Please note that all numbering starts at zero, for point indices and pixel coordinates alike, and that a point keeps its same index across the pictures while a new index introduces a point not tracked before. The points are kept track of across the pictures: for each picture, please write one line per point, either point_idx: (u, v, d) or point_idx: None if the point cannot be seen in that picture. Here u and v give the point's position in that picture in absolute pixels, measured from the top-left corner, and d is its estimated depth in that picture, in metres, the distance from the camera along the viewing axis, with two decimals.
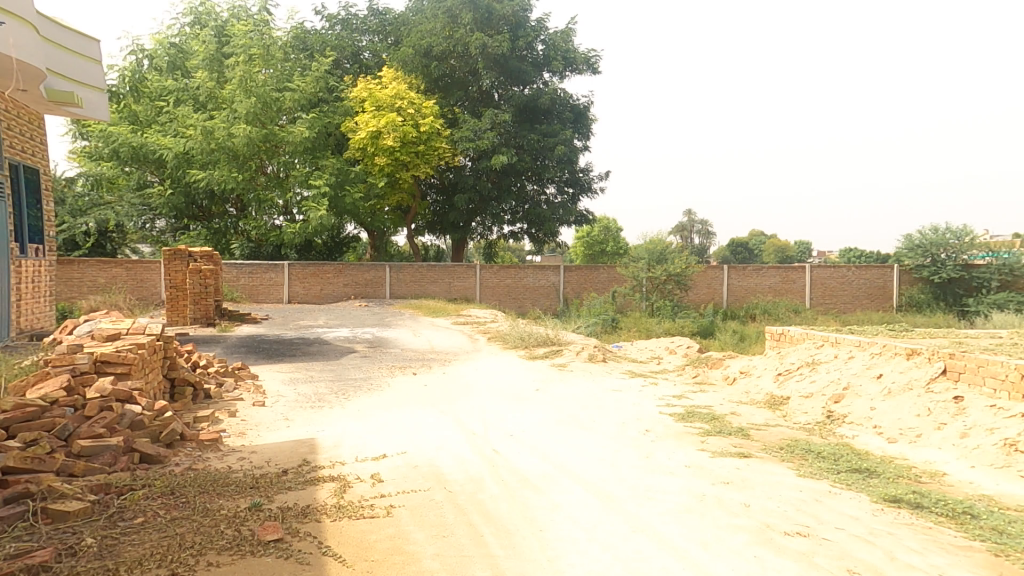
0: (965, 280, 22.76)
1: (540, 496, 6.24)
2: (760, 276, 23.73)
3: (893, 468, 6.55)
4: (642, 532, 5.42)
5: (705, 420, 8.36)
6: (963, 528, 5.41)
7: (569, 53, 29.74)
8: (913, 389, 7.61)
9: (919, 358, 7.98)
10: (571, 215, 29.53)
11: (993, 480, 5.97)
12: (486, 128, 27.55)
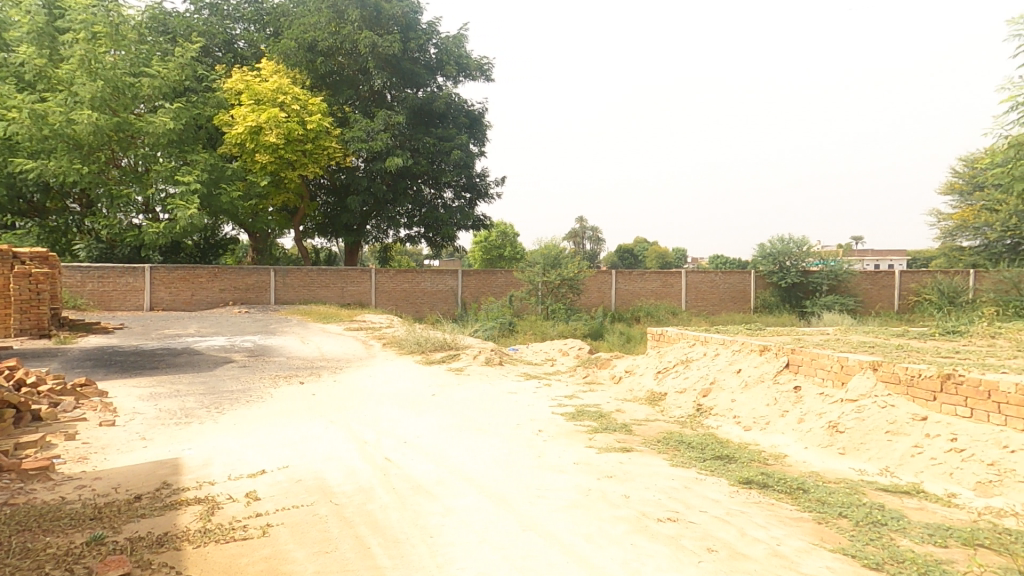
0: (807, 284, 25.24)
1: (433, 502, 6.16)
2: (645, 280, 24.95)
3: (748, 453, 7.35)
4: (531, 529, 5.56)
5: (594, 418, 8.82)
6: (797, 502, 6.25)
7: (462, 59, 30.41)
8: (764, 381, 8.60)
9: (769, 353, 9.01)
10: (469, 220, 30.05)
11: (821, 458, 6.95)
12: (380, 130, 26.92)
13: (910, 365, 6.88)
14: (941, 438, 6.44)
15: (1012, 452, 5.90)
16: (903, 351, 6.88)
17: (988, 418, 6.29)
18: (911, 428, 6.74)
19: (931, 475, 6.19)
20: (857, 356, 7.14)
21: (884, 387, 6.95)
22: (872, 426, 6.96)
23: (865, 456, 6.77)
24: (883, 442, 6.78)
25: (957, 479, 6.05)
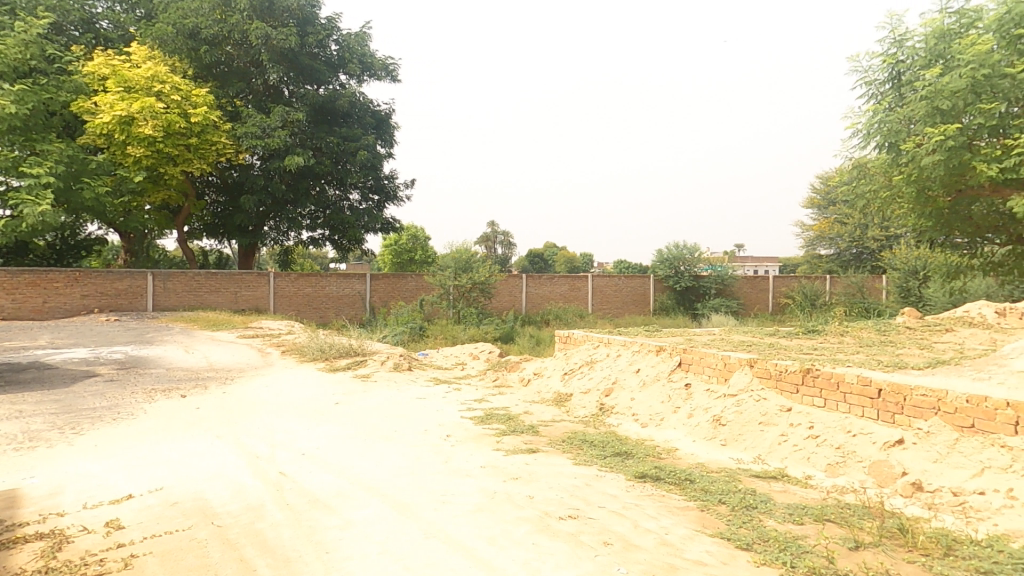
0: (698, 288, 26.89)
1: (331, 515, 5.85)
2: (554, 284, 25.48)
3: (644, 449, 7.78)
4: (435, 536, 5.43)
5: (502, 421, 8.97)
6: (684, 492, 6.70)
7: (366, 57, 29.58)
8: (660, 380, 9.19)
9: (665, 353, 9.64)
10: (378, 223, 28.96)
11: (706, 450, 7.54)
12: (278, 126, 25.67)
13: (779, 361, 7.61)
14: (802, 426, 7.33)
15: (855, 435, 6.97)
16: (773, 348, 7.59)
17: (837, 406, 7.39)
18: (779, 419, 7.55)
19: (793, 460, 7.00)
20: (737, 354, 7.75)
21: (758, 382, 7.58)
22: (748, 419, 7.70)
23: (742, 445, 7.46)
24: (756, 432, 7.53)
25: (813, 462, 6.92)
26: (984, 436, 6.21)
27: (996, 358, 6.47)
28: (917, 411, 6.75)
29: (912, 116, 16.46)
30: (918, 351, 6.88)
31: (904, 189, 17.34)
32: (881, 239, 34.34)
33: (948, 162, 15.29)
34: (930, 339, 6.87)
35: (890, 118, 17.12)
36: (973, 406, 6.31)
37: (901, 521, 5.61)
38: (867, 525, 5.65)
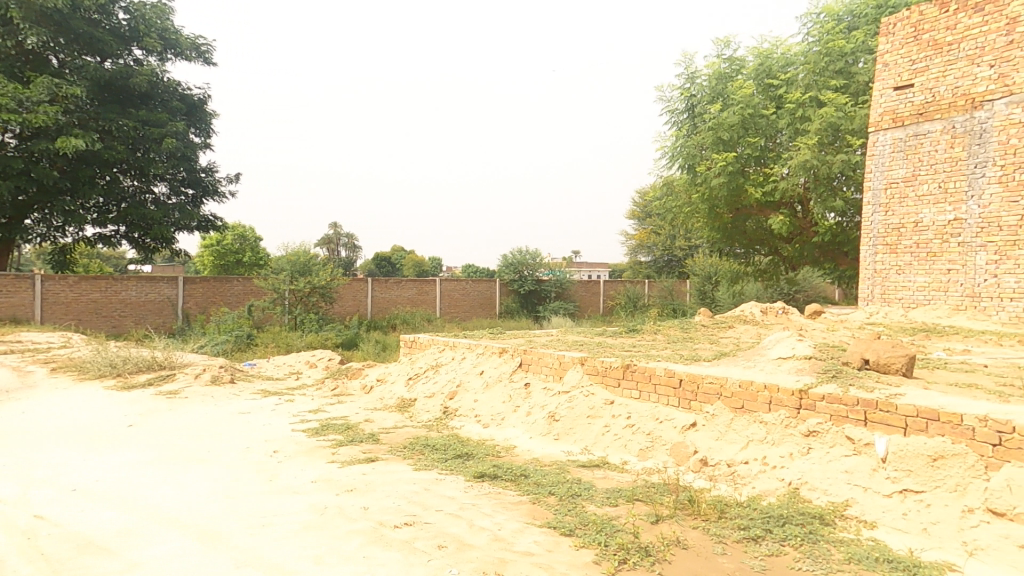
0: (541, 292, 27.06)
1: (106, 559, 4.80)
2: (401, 287, 23.97)
3: (485, 449, 7.99)
4: (248, 564, 4.82)
5: (340, 430, 8.61)
6: (519, 487, 6.95)
7: (167, 32, 23.72)
8: (502, 381, 9.50)
9: (507, 354, 9.91)
10: (194, 220, 24.67)
11: (541, 446, 8.00)
12: (43, 100, 19.49)
13: (606, 358, 8.30)
14: (621, 417, 8.10)
15: (661, 422, 7.93)
16: (600, 347, 8.27)
17: (649, 397, 8.27)
18: (604, 412, 8.25)
19: (614, 448, 7.74)
20: (571, 353, 8.31)
21: (587, 378, 8.21)
22: (578, 413, 8.30)
23: (572, 439, 8.03)
24: (585, 425, 8.15)
25: (628, 449, 7.75)
26: (749, 414, 7.65)
27: (759, 350, 7.78)
28: (707, 396, 7.89)
29: (704, 143, 19.26)
30: (709, 345, 8.00)
31: (701, 206, 20.22)
32: (685, 250, 40.46)
33: (729, 182, 18.37)
34: (718, 335, 8.05)
35: (689, 143, 19.78)
36: (746, 391, 7.67)
37: (690, 492, 6.61)
38: (666, 500, 6.53)
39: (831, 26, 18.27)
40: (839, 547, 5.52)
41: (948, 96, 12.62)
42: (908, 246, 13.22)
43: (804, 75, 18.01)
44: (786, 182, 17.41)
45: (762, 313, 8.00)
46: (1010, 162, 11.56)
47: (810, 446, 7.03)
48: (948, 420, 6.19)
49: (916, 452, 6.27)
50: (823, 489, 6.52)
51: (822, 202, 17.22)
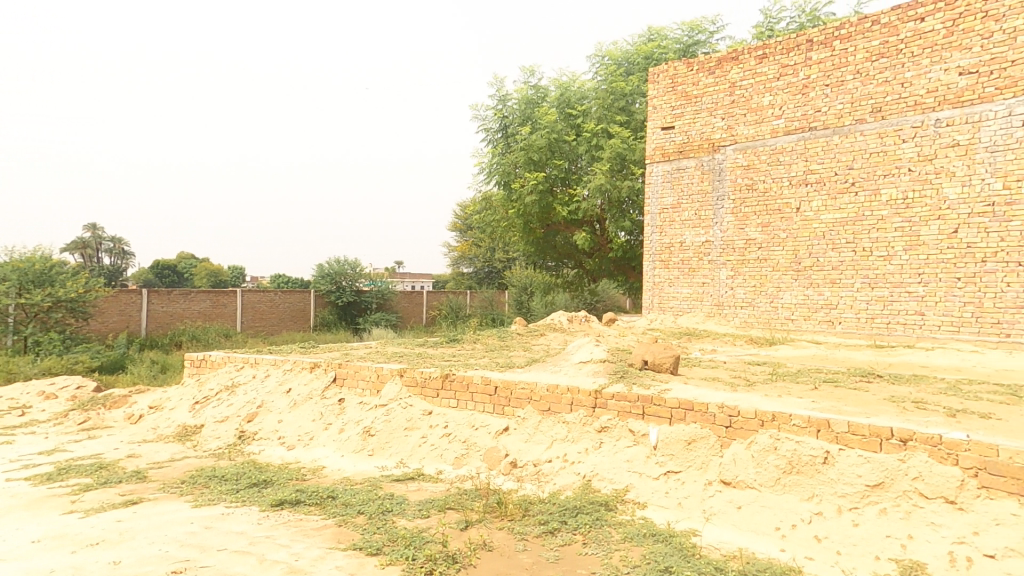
0: (361, 303, 24.12)
1: None
2: (190, 299, 19.84)
3: (287, 473, 7.32)
4: None
5: (87, 472, 7.25)
6: (325, 510, 6.41)
7: None
8: (312, 398, 8.91)
9: (319, 369, 9.33)
10: None
11: (353, 463, 7.65)
12: None
13: (425, 369, 8.31)
14: (439, 427, 8.14)
15: (477, 428, 8.15)
16: (420, 358, 8.29)
17: (467, 405, 8.45)
18: (421, 423, 8.20)
19: (429, 459, 7.70)
20: (389, 365, 8.17)
21: (406, 391, 8.14)
22: (395, 426, 8.13)
23: (387, 453, 7.83)
24: (401, 438, 8.00)
25: (444, 458, 7.79)
26: (554, 415, 8.26)
27: (564, 355, 8.47)
28: (519, 401, 8.35)
29: (518, 161, 18.51)
30: (522, 352, 8.51)
31: (517, 222, 19.58)
32: (504, 261, 41.29)
33: (543, 200, 18.31)
34: (531, 342, 8.62)
35: (504, 160, 18.78)
36: (553, 394, 8.26)
37: (499, 494, 6.85)
38: (476, 504, 6.64)
39: (612, 69, 18.73)
40: (617, 529, 6.20)
41: (697, 138, 13.47)
42: (676, 262, 13.81)
43: (597, 109, 18.34)
44: (586, 203, 17.68)
45: (569, 321, 8.79)
46: (742, 195, 12.74)
47: (601, 440, 7.82)
48: (699, 409, 7.36)
49: (676, 438, 7.37)
50: (610, 478, 7.30)
51: (615, 222, 17.86)
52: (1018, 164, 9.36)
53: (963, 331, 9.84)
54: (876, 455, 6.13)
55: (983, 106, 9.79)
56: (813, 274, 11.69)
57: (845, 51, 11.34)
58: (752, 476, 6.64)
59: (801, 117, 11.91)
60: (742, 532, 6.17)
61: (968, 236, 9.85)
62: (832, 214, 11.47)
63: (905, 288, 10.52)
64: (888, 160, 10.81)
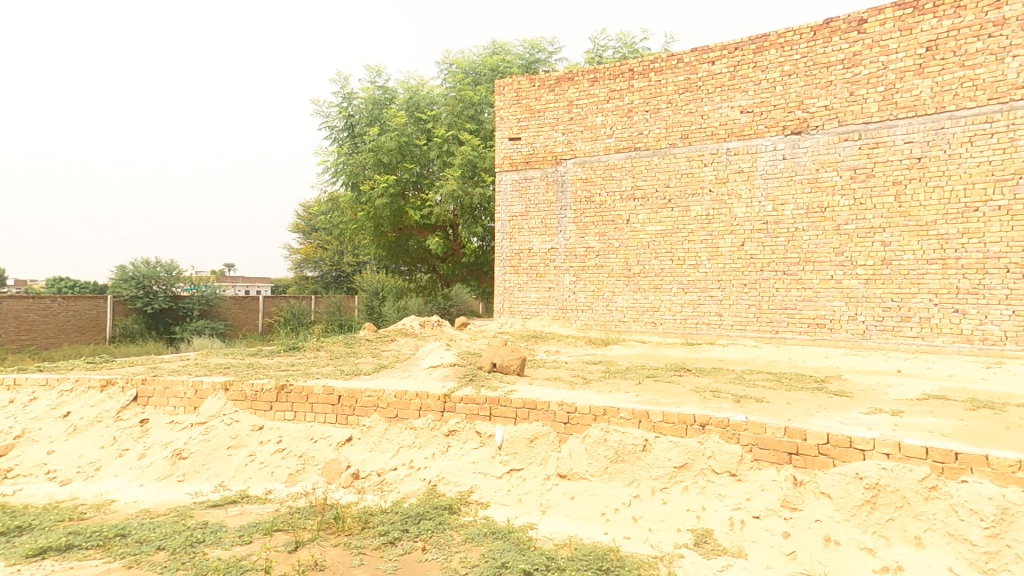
0: (184, 306, 12.58)
1: None
2: None
3: (57, 516, 5.72)
4: None
5: None
6: (109, 551, 4.96)
7: None
8: (102, 422, 7.37)
9: (115, 388, 7.72)
10: None
11: (155, 493, 6.43)
12: None
13: (256, 380, 7.62)
14: (271, 442, 7.12)
15: (316, 441, 7.20)
16: (249, 370, 7.76)
17: (305, 416, 7.53)
18: (250, 439, 7.15)
19: (256, 478, 6.68)
20: (210, 380, 7.56)
21: (231, 405, 7.40)
22: (215, 446, 6.97)
23: (203, 477, 6.69)
24: (222, 459, 6.89)
25: (275, 476, 6.75)
26: (402, 422, 7.33)
27: (412, 359, 8.37)
28: (365, 409, 7.49)
29: (368, 160, 10.34)
30: (370, 358, 8.27)
31: (367, 225, 11.13)
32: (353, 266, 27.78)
33: (394, 207, 10.42)
34: (380, 348, 8.47)
35: (351, 160, 10.47)
36: (401, 401, 7.36)
37: (337, 509, 5.72)
38: (309, 523, 5.49)
39: (493, 61, 11.26)
40: (459, 530, 5.31)
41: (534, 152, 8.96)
42: (526, 267, 9.13)
43: (445, 115, 10.93)
44: (470, 194, 10.22)
45: (422, 326, 8.85)
46: (581, 205, 8.78)
47: (449, 444, 6.81)
48: (541, 407, 6.44)
49: (521, 436, 6.39)
50: (455, 481, 6.29)
51: (467, 227, 10.45)
52: (784, 190, 7.97)
53: (748, 330, 8.28)
54: (682, 441, 5.38)
55: (756, 142, 8.01)
56: (642, 278, 8.67)
57: (659, 81, 8.25)
58: (585, 468, 5.79)
59: (629, 137, 8.46)
60: (573, 521, 5.37)
61: (753, 251, 8.21)
62: (657, 225, 8.55)
63: (707, 294, 8.43)
64: (693, 181, 8.35)
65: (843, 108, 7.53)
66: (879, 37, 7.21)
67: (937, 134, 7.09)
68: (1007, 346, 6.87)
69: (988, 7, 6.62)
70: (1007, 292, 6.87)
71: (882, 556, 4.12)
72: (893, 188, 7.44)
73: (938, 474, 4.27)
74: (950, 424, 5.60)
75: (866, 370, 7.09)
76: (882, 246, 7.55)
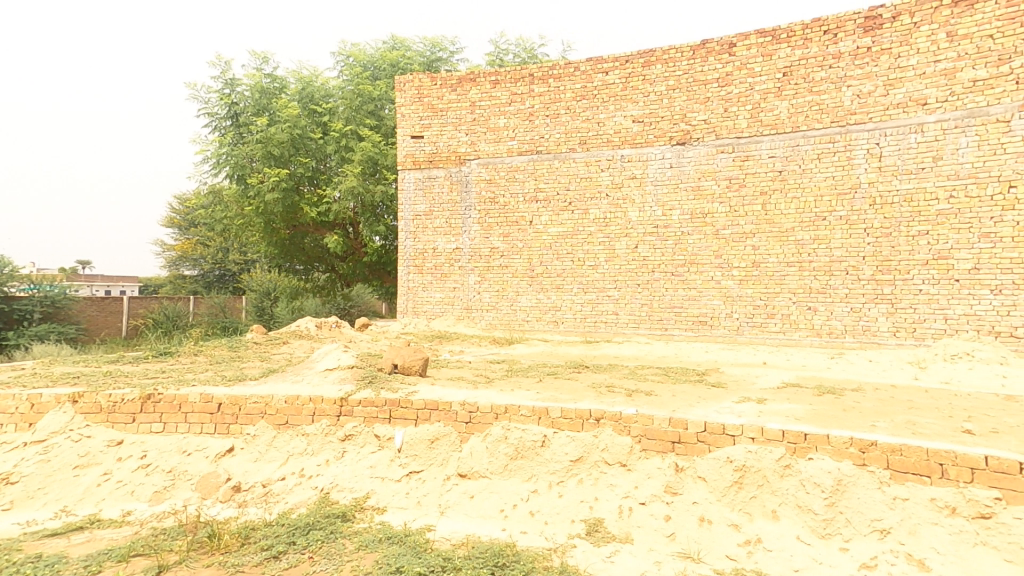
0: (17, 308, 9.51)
1: None
2: None
3: None
4: None
5: None
6: None
7: None
8: None
9: None
10: None
11: None
12: None
13: (115, 391, 6.74)
14: (132, 458, 6.27)
15: (190, 454, 6.36)
16: (108, 379, 6.87)
17: (177, 428, 6.63)
18: (104, 456, 6.29)
19: (110, 499, 5.82)
20: (54, 391, 6.64)
21: (80, 419, 6.53)
22: (57, 466, 6.09)
23: (41, 503, 5.79)
24: (66, 480, 5.99)
25: (137, 496, 5.90)
26: (293, 428, 6.60)
27: (306, 362, 7.91)
28: (250, 417, 6.69)
29: (256, 153, 9.70)
30: (258, 362, 7.69)
31: (257, 223, 10.45)
32: (240, 265, 23.12)
33: (286, 203, 9.87)
34: (270, 351, 7.94)
35: (234, 151, 9.75)
36: (291, 405, 6.67)
37: (214, 525, 5.00)
38: (175, 545, 4.69)
39: (391, 57, 11.30)
40: (352, 538, 4.86)
41: (440, 149, 8.90)
42: (430, 267, 9.08)
43: (342, 109, 10.55)
44: (371, 194, 9.98)
45: (319, 328, 8.51)
46: (486, 206, 8.92)
47: (345, 449, 6.33)
48: (443, 407, 6.17)
49: (421, 438, 6.11)
50: (350, 488, 5.82)
51: (367, 226, 10.20)
52: (671, 197, 8.49)
53: (641, 327, 8.73)
54: (579, 435, 5.45)
55: (647, 150, 8.49)
56: (545, 278, 8.92)
57: (558, 87, 8.55)
58: (485, 466, 5.66)
59: (532, 140, 8.70)
60: (471, 520, 5.18)
61: (647, 253, 8.67)
62: (559, 227, 8.85)
63: (605, 294, 8.79)
64: (592, 185, 8.71)
65: (719, 123, 8.19)
66: (745, 60, 7.93)
67: (793, 150, 7.93)
68: (848, 338, 7.83)
69: (828, 42, 7.53)
70: (846, 291, 7.83)
71: (745, 530, 4.42)
72: (760, 198, 8.22)
73: (791, 454, 4.61)
74: (802, 408, 6.16)
75: (739, 363, 7.69)
76: (752, 249, 8.30)
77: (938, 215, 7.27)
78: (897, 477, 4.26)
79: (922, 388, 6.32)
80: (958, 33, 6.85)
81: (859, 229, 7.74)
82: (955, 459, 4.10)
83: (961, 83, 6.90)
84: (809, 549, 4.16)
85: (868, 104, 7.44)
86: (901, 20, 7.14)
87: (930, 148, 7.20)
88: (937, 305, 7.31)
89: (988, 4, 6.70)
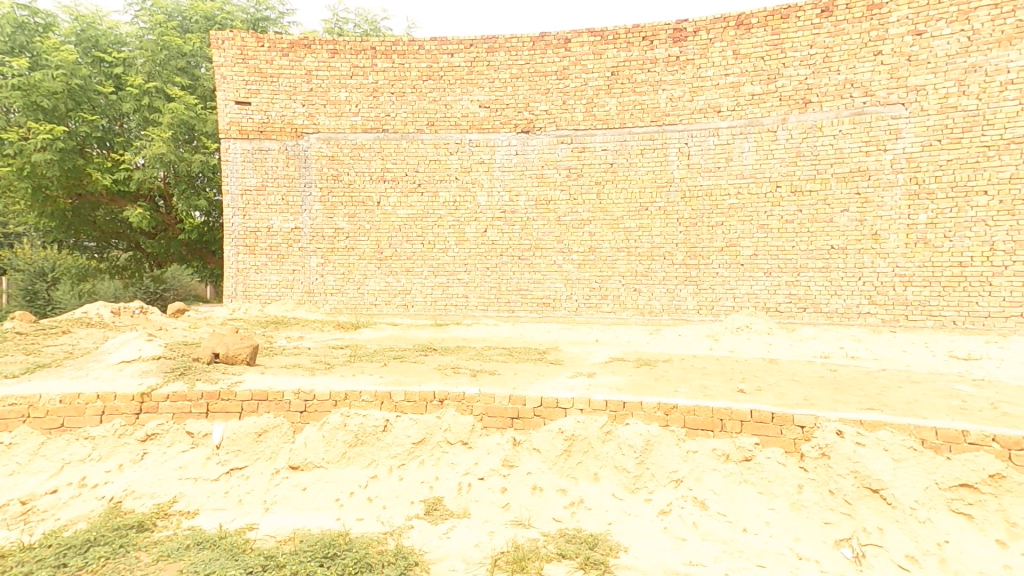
0: None
1: None
2: None
3: None
4: None
5: None
6: None
7: None
8: None
9: None
10: None
11: None
12: None
13: None
14: None
15: None
16: None
17: None
18: None
19: None
20: None
21: None
22: None
23: None
24: None
25: None
26: (71, 432, 5.04)
27: (94, 354, 6.37)
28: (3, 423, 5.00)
29: (14, 101, 8.31)
30: (20, 356, 6.18)
31: (18, 186, 8.85)
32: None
33: (65, 165, 8.60)
34: (40, 344, 6.47)
35: None
36: (66, 406, 5.07)
37: None
38: None
39: (204, 8, 10.59)
40: (152, 549, 3.84)
41: (275, 120, 8.33)
42: (263, 248, 8.45)
43: (142, 61, 9.65)
44: (181, 162, 9.07)
45: (116, 315, 7.55)
46: (328, 184, 8.52)
47: (145, 450, 4.96)
48: (274, 397, 5.22)
49: (246, 431, 5.08)
50: (150, 493, 4.63)
51: (182, 199, 9.28)
52: (517, 183, 8.70)
53: (490, 310, 8.85)
54: (422, 417, 5.15)
55: (494, 136, 8.65)
56: (394, 261, 8.74)
57: (402, 65, 8.43)
58: (320, 456, 4.97)
59: (376, 118, 8.49)
60: (301, 514, 4.52)
61: (495, 237, 8.78)
62: (408, 209, 8.70)
63: (455, 278, 8.81)
64: (441, 168, 8.66)
65: (559, 114, 8.59)
66: (579, 56, 8.45)
67: (622, 145, 8.54)
68: (664, 316, 8.62)
69: (647, 48, 8.30)
70: (663, 274, 8.57)
71: (570, 493, 4.62)
72: (595, 188, 8.66)
73: (612, 420, 4.91)
74: (624, 379, 6.52)
75: (575, 341, 8.01)
76: (589, 235, 8.70)
77: (730, 208, 8.30)
78: (690, 433, 4.72)
79: (715, 356, 7.21)
80: (741, 51, 7.98)
81: (673, 219, 8.51)
82: (730, 414, 4.63)
83: (745, 96, 8.04)
84: (621, 503, 4.47)
85: (679, 107, 8.31)
86: (700, 35, 8.13)
87: (724, 150, 8.23)
88: (729, 286, 8.38)
89: (759, 30, 7.89)
